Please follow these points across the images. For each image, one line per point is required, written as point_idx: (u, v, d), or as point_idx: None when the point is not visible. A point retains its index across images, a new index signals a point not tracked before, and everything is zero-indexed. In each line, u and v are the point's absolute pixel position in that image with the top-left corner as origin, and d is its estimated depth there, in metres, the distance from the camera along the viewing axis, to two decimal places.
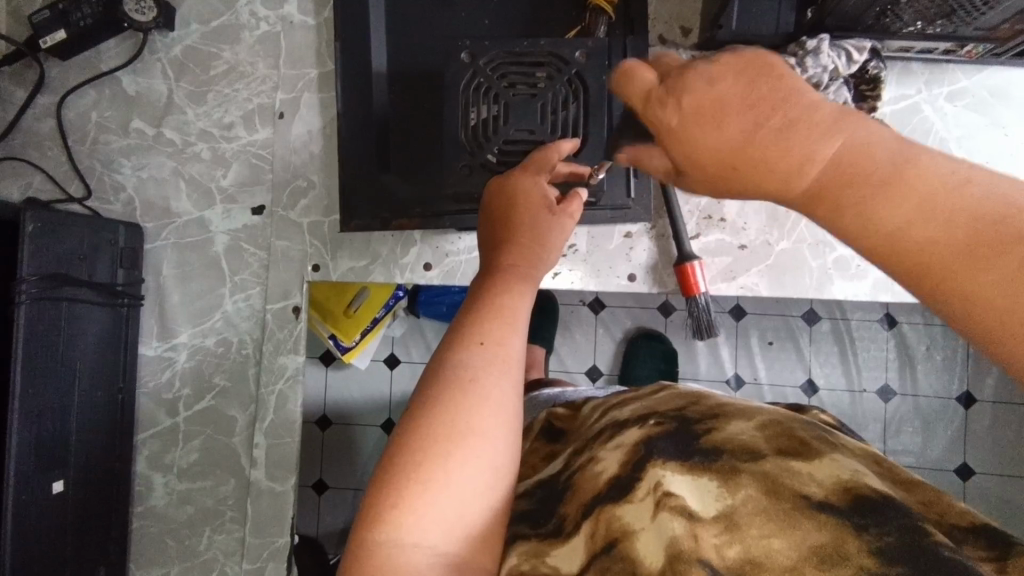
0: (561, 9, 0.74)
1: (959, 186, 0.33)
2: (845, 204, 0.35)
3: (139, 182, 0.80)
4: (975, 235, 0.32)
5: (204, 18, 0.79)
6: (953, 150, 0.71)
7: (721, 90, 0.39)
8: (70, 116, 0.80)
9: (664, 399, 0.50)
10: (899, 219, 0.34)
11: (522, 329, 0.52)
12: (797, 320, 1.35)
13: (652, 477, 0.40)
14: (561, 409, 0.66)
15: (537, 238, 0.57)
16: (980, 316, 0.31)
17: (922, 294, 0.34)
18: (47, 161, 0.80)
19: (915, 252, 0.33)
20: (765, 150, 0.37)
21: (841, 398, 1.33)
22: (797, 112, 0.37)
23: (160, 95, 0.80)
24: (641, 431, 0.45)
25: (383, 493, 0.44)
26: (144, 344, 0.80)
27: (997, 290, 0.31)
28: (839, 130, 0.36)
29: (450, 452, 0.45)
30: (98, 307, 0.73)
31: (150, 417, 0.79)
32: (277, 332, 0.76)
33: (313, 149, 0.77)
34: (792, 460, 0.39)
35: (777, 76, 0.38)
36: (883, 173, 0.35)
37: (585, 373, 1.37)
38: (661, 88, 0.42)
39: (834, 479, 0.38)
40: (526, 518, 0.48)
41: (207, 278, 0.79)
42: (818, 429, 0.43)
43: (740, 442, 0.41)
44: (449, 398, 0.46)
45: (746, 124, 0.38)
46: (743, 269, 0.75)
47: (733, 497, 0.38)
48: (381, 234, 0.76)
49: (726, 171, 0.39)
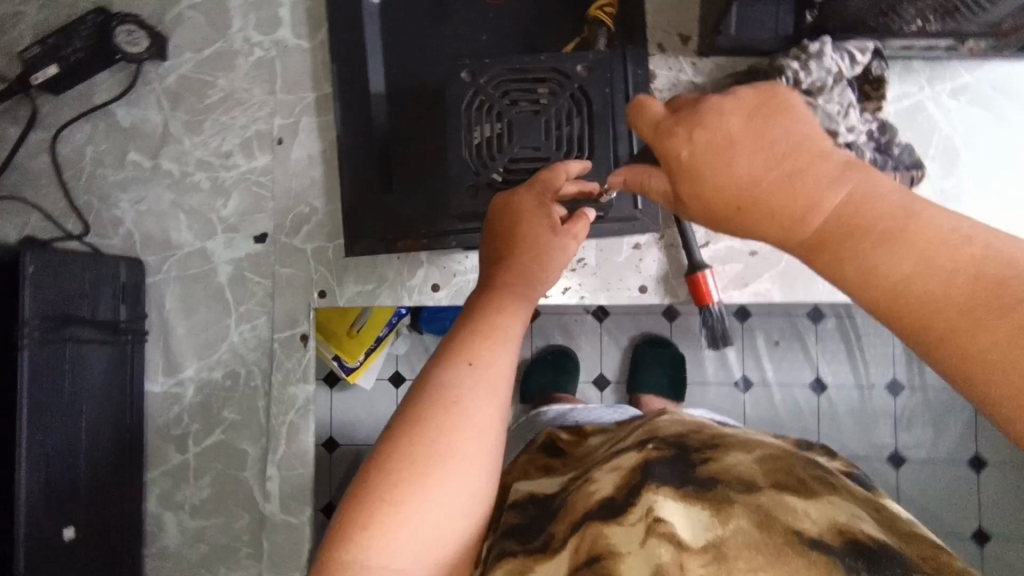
0: (558, 22, 0.73)
1: (961, 245, 0.35)
2: (845, 255, 0.38)
3: (137, 215, 0.78)
4: (976, 295, 0.34)
5: (196, 46, 0.78)
6: (960, 148, 0.70)
7: (731, 131, 0.41)
8: (64, 152, 0.79)
9: (667, 425, 0.52)
10: (900, 274, 0.36)
11: (513, 350, 0.53)
12: (802, 319, 1.34)
13: (645, 503, 0.40)
14: (564, 432, 0.70)
15: (538, 258, 0.58)
16: (978, 370, 0.33)
17: (921, 347, 0.36)
18: (43, 199, 0.78)
19: (914, 306, 0.35)
20: (772, 197, 0.40)
21: (850, 395, 1.33)
22: (804, 159, 0.39)
23: (156, 127, 0.78)
24: (640, 456, 0.46)
25: (357, 510, 0.44)
26: (150, 380, 0.78)
27: (997, 352, 0.32)
28: (845, 179, 0.39)
29: (428, 475, 0.45)
30: (101, 345, 0.71)
31: (158, 455, 0.77)
32: (286, 361, 0.75)
33: (313, 174, 0.76)
34: (788, 495, 0.40)
35: (788, 118, 0.41)
36: (886, 227, 0.37)
37: (592, 382, 1.37)
38: (673, 121, 0.44)
39: (829, 519, 0.39)
40: (514, 532, 0.47)
41: (211, 310, 0.77)
42: (816, 469, 0.45)
43: (738, 474, 0.42)
44: (432, 418, 0.47)
45: (755, 166, 0.40)
46: (755, 276, 0.74)
47: (723, 528, 0.38)
48: (387, 257, 0.75)
49: (731, 211, 0.42)
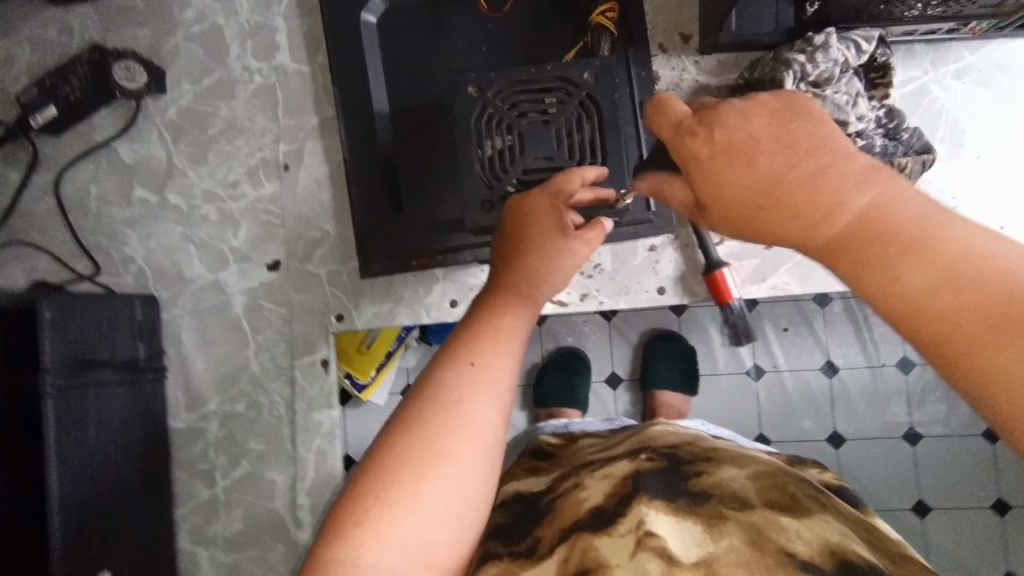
0: (557, 28, 0.73)
1: (985, 260, 0.34)
2: (868, 261, 0.38)
3: (148, 251, 0.78)
4: (999, 312, 0.33)
5: (195, 77, 0.77)
6: (967, 128, 0.71)
7: (755, 129, 0.44)
8: (69, 193, 0.78)
9: (661, 438, 0.58)
10: (920, 286, 0.36)
11: (514, 353, 0.54)
12: (809, 303, 1.35)
13: (637, 515, 0.46)
14: (554, 439, 0.75)
15: (546, 261, 0.59)
16: (998, 389, 0.32)
17: (938, 363, 0.35)
18: (51, 241, 0.78)
19: (932, 319, 0.35)
20: (795, 194, 0.42)
21: (862, 376, 1.34)
22: (827, 160, 0.42)
23: (160, 161, 0.78)
24: (633, 466, 0.52)
25: (351, 507, 0.45)
26: (173, 416, 0.77)
27: (1020, 369, 0.31)
28: (870, 182, 0.40)
29: (422, 475, 0.45)
30: (119, 386, 0.71)
31: (187, 491, 0.77)
32: (308, 388, 0.74)
33: (323, 198, 0.75)
34: (780, 515, 0.45)
35: (812, 121, 0.43)
36: (911, 235, 0.37)
37: (605, 381, 1.38)
38: (694, 119, 0.47)
39: (821, 541, 0.43)
40: (498, 536, 0.53)
41: (229, 341, 0.77)
42: (808, 487, 0.50)
43: (730, 490, 0.48)
44: (431, 418, 0.48)
45: (778, 164, 0.42)
46: (772, 270, 0.74)
47: (715, 544, 0.43)
48: (402, 276, 0.74)
49: (753, 210, 0.44)
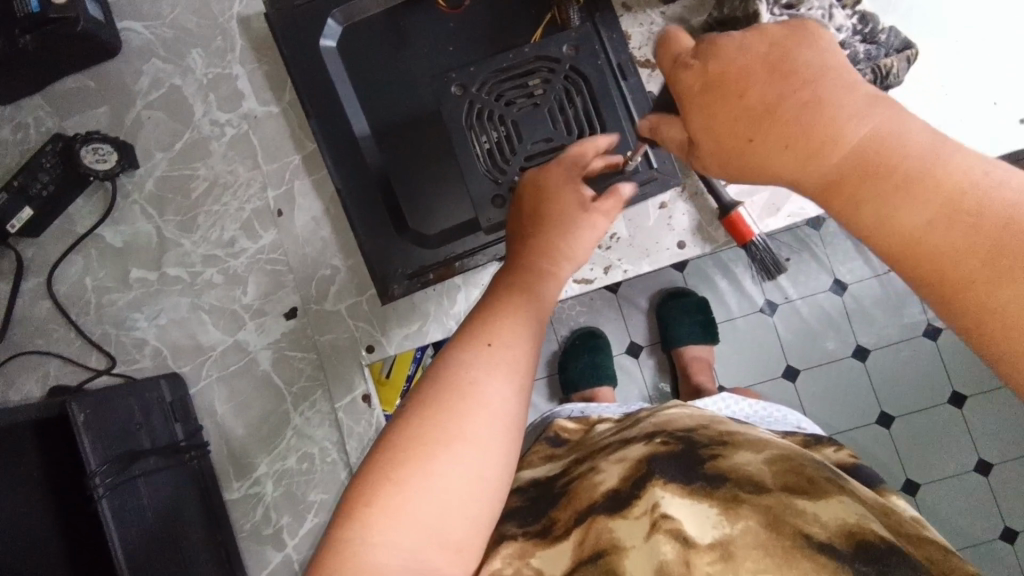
0: (516, 11, 0.72)
1: (988, 191, 0.35)
2: (863, 199, 0.39)
3: (159, 330, 0.75)
4: (999, 247, 0.34)
5: (165, 144, 0.75)
6: (940, 16, 0.71)
7: (746, 59, 0.42)
8: (63, 290, 0.75)
9: (679, 420, 0.59)
10: (920, 223, 0.36)
11: (528, 336, 0.51)
12: (805, 229, 1.35)
13: (652, 498, 0.48)
14: (571, 424, 0.75)
15: (555, 229, 0.57)
16: (992, 323, 0.34)
17: (933, 298, 0.37)
18: (58, 344, 0.75)
19: (933, 255, 0.36)
20: (788, 125, 0.41)
21: (872, 287, 1.33)
22: (823, 94, 0.41)
23: (150, 236, 0.75)
24: (649, 449, 0.53)
25: (363, 489, 0.43)
26: (225, 489, 0.74)
27: (1015, 306, 0.33)
28: (872, 116, 0.39)
29: (435, 455, 0.44)
30: (167, 471, 0.69)
31: (258, 560, 0.73)
32: (356, 427, 0.72)
33: (324, 234, 0.72)
34: (796, 497, 0.46)
35: (810, 52, 0.42)
36: (906, 171, 0.37)
37: (627, 352, 1.37)
38: (693, 53, 0.46)
39: (839, 523, 0.44)
40: (516, 517, 0.57)
41: (264, 399, 0.74)
42: (827, 469, 0.50)
43: (747, 473, 0.49)
44: (445, 398, 0.46)
45: (768, 94, 0.42)
46: (784, 199, 0.73)
47: (732, 526, 0.45)
48: (423, 292, 0.71)
49: (741, 144, 0.43)
